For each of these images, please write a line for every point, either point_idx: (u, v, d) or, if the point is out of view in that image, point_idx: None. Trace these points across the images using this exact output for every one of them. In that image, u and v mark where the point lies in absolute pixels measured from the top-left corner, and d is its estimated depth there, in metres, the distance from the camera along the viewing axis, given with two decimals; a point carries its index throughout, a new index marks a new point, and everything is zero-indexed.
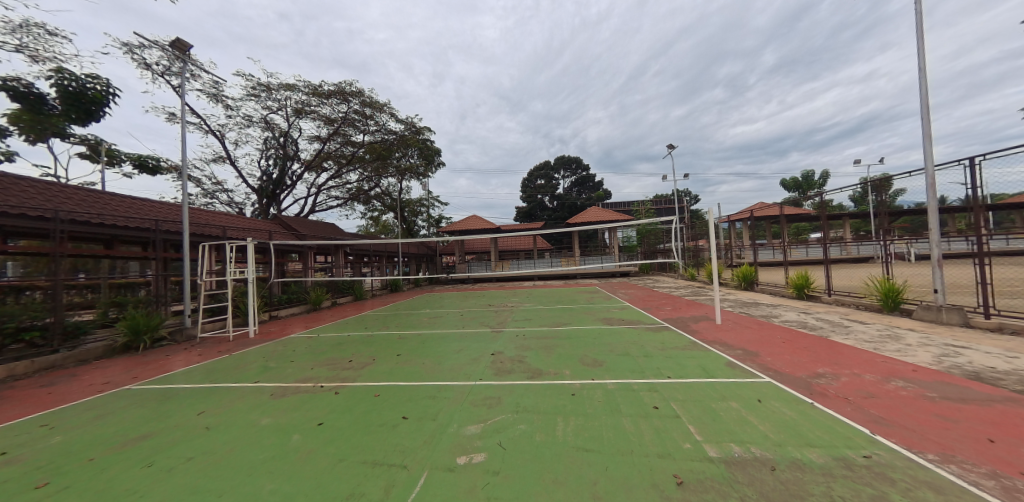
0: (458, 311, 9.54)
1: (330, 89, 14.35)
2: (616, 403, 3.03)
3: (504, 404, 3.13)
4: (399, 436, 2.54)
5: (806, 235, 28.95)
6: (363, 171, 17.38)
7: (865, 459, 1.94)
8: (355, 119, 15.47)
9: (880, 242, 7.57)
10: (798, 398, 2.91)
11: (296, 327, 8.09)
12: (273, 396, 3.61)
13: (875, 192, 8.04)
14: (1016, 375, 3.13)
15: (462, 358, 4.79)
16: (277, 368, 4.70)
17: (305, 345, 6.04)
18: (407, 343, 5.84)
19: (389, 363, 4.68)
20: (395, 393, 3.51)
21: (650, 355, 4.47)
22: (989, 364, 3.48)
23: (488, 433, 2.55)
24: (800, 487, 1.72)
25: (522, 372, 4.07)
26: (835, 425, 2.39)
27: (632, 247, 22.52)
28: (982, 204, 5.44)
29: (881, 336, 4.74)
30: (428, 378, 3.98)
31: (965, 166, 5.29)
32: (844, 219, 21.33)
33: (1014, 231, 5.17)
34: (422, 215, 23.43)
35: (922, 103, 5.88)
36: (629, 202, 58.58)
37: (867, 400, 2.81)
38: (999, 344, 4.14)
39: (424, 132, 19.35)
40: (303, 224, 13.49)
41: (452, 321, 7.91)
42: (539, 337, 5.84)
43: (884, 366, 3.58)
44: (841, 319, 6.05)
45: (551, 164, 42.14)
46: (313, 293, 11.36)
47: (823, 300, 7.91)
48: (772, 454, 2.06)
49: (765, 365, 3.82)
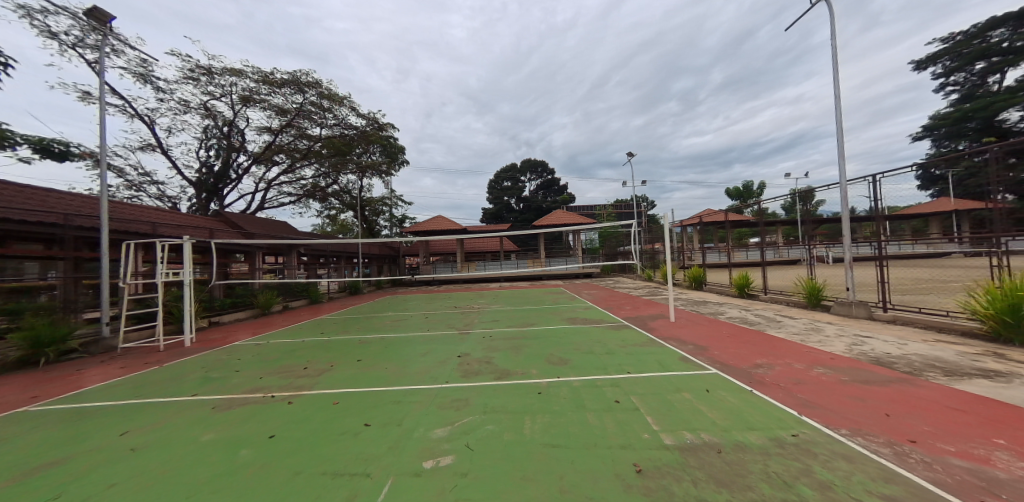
0: (422, 314, 9.27)
1: (284, 77, 13.31)
2: (581, 399, 3.16)
3: (471, 405, 3.13)
4: (361, 444, 2.46)
5: (749, 239, 31.69)
6: (320, 167, 16.23)
7: (794, 438, 2.21)
8: (312, 111, 14.50)
9: (806, 246, 8.57)
10: (740, 387, 3.23)
11: (243, 334, 7.47)
12: (216, 409, 3.31)
13: (801, 203, 9.08)
14: (906, 359, 3.73)
15: (428, 361, 4.72)
16: (221, 378, 4.31)
17: (251, 353, 5.61)
18: (370, 348, 5.62)
19: (349, 369, 4.48)
20: (357, 400, 3.37)
21: (612, 352, 4.70)
22: (887, 350, 4.12)
23: (457, 435, 2.55)
24: (743, 466, 1.93)
25: (489, 373, 4.09)
26: (770, 409, 2.69)
27: (596, 249, 23.42)
28: (882, 215, 6.37)
29: (807, 329, 5.40)
30: (392, 383, 3.88)
31: (869, 183, 6.18)
32: (777, 228, 23.98)
33: (905, 238, 6.11)
34: (384, 214, 22.68)
35: (838, 126, 6.75)
36: (592, 208, 61.14)
37: (797, 385, 3.19)
38: (895, 333, 4.89)
39: (388, 128, 18.73)
40: (251, 221, 12.41)
41: (418, 324, 7.74)
42: (506, 338, 5.88)
43: (811, 355, 4.07)
44: (775, 314, 6.79)
45: (518, 168, 42.57)
46: (262, 296, 10.51)
47: (760, 298, 8.78)
48: (719, 439, 2.27)
49: (713, 359, 4.17)
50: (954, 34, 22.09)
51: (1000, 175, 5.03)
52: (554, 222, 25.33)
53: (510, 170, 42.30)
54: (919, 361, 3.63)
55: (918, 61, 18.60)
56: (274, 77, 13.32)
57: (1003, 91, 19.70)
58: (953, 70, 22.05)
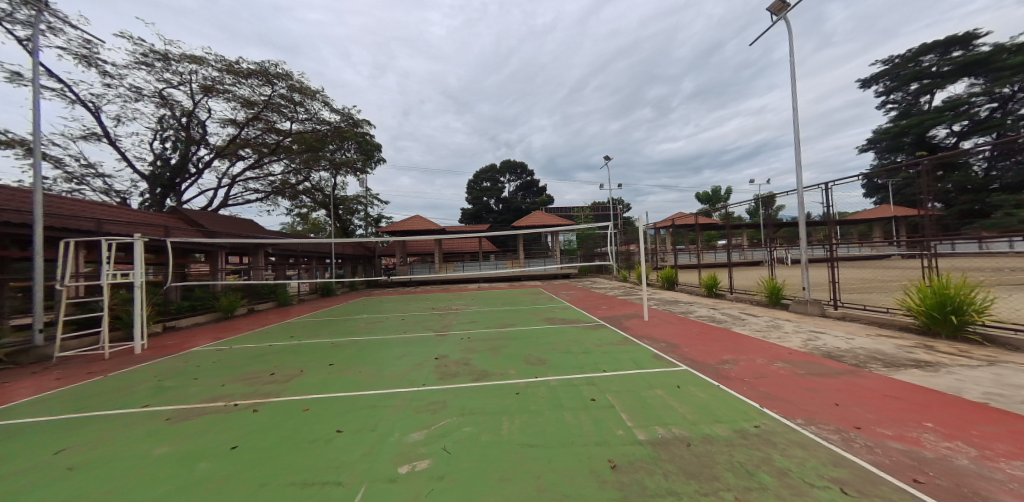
0: (398, 316, 9.05)
1: (250, 68, 12.56)
2: (558, 398, 3.21)
3: (449, 408, 3.10)
4: (332, 452, 2.37)
5: (717, 241, 33.32)
6: (289, 163, 15.45)
7: (756, 428, 2.36)
8: (281, 104, 13.78)
9: (767, 248, 9.13)
10: (707, 382, 3.40)
11: (203, 339, 6.99)
12: (171, 420, 3.08)
13: (764, 208, 9.64)
14: (853, 352, 4.06)
15: (404, 364, 4.62)
16: (176, 388, 4.02)
17: (211, 359, 5.25)
18: (343, 351, 5.43)
19: (321, 374, 4.31)
20: (328, 406, 3.25)
21: (589, 351, 4.80)
22: (837, 344, 4.46)
23: (434, 438, 2.53)
24: (710, 458, 2.03)
25: (468, 374, 4.07)
26: (734, 402, 2.85)
27: (574, 250, 23.81)
28: (833, 219, 6.89)
29: (768, 326, 5.74)
30: (366, 387, 3.77)
31: (822, 190, 6.66)
32: (743, 231, 25.36)
33: (853, 241, 6.63)
34: (359, 213, 22.00)
35: (795, 136, 7.24)
36: (570, 210, 62.18)
37: (759, 379, 3.39)
38: (844, 329, 5.31)
39: (363, 125, 18.21)
40: (212, 219, 11.63)
41: (394, 326, 7.57)
42: (485, 339, 5.85)
43: (772, 351, 4.33)
44: (739, 312, 7.19)
45: (497, 168, 42.54)
46: (225, 299, 9.89)
47: (727, 298, 9.27)
48: (688, 432, 2.38)
49: (683, 355, 4.35)
50: (893, 56, 24.28)
51: (931, 185, 5.57)
52: (532, 223, 25.52)
53: (490, 170, 42.19)
54: (863, 354, 3.95)
55: (864, 79, 20.31)
56: (239, 66, 12.54)
57: (933, 110, 21.88)
58: (892, 89, 24.23)
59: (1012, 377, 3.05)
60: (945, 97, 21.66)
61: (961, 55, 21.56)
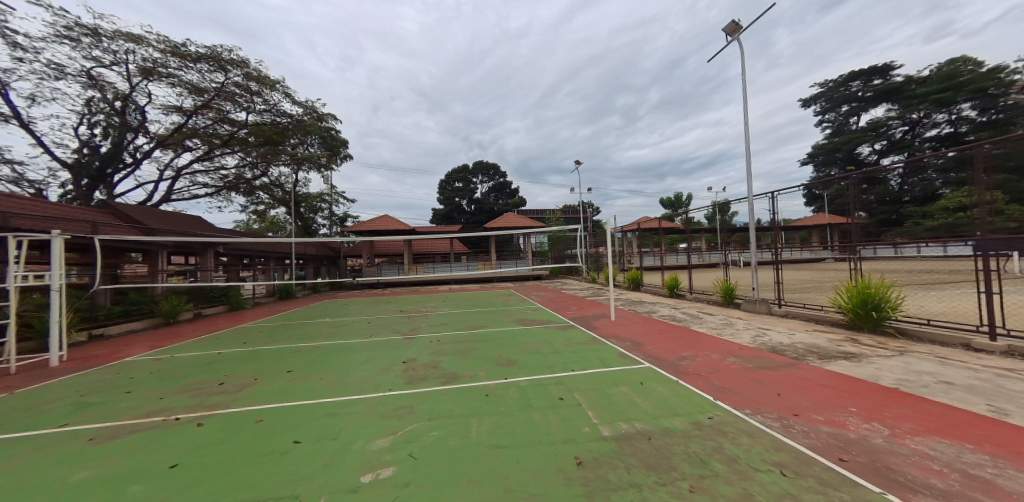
0: (364, 319, 8.69)
1: (199, 51, 11.49)
2: (528, 398, 3.24)
3: (416, 413, 3.03)
4: (288, 465, 2.23)
5: (678, 244, 35.23)
6: (245, 157, 14.33)
7: (710, 420, 2.52)
8: (236, 93, 12.77)
9: (723, 252, 9.78)
10: (668, 378, 3.58)
11: (139, 347, 6.32)
12: (96, 440, 2.75)
13: (719, 213, 10.30)
14: (793, 346, 4.46)
15: (369, 369, 4.44)
16: (102, 404, 3.58)
17: (146, 371, 4.73)
18: (303, 358, 5.13)
19: (277, 382, 4.04)
20: (285, 416, 3.06)
21: (558, 351, 4.89)
22: (780, 339, 4.89)
23: (400, 444, 2.46)
24: (668, 449, 2.14)
25: (436, 378, 4.00)
26: (691, 396, 3.03)
27: (545, 252, 24.16)
28: (778, 226, 7.52)
29: (722, 324, 6.17)
30: (328, 394, 3.59)
31: (769, 198, 7.24)
32: (701, 235, 27.01)
33: (795, 245, 7.24)
34: (323, 212, 20.96)
35: (746, 148, 7.82)
36: (542, 212, 63.06)
37: (714, 374, 3.63)
38: (787, 325, 5.82)
39: (328, 119, 17.39)
40: (151, 215, 10.54)
41: (360, 330, 7.28)
42: (455, 342, 5.77)
43: (725, 347, 4.64)
44: (698, 312, 7.65)
45: (470, 169, 42.23)
46: (165, 303, 8.99)
47: (687, 298, 9.82)
48: (650, 427, 2.50)
49: (647, 353, 4.56)
50: (828, 80, 27.04)
51: (857, 197, 6.25)
52: (504, 225, 25.60)
53: (462, 171, 41.78)
54: (802, 348, 4.36)
55: (805, 99, 22.41)
56: (186, 49, 11.46)
57: (860, 130, 24.60)
58: (827, 109, 26.96)
59: (918, 365, 3.50)
60: (869, 119, 24.45)
61: (881, 83, 24.45)
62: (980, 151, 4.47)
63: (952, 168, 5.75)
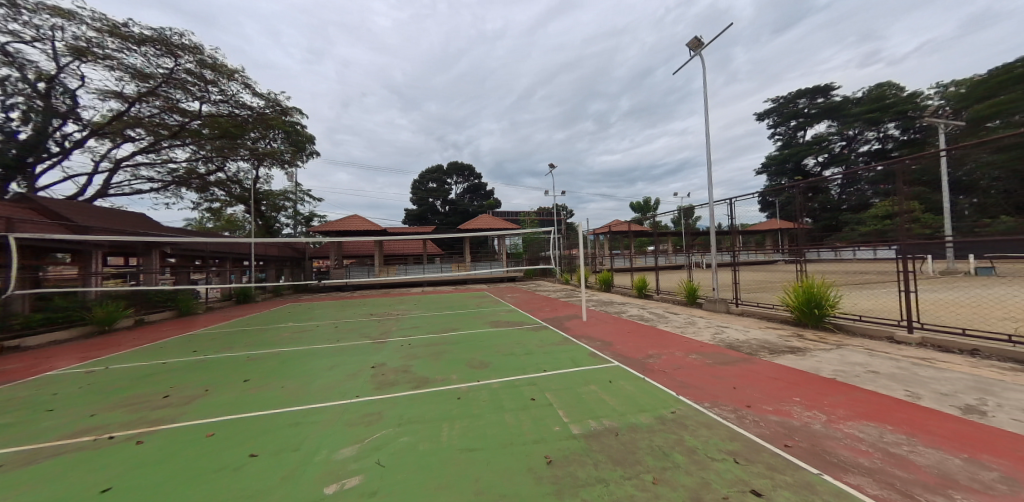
0: (330, 323, 8.30)
1: (144, 33, 10.49)
2: (500, 400, 3.24)
3: (385, 419, 2.94)
4: (243, 480, 2.09)
5: (647, 247, 36.70)
6: (198, 150, 13.17)
7: (673, 414, 2.65)
8: (188, 81, 11.78)
9: (687, 254, 10.29)
10: (635, 375, 3.71)
11: (65, 359, 5.65)
12: (9, 466, 2.42)
13: (684, 218, 10.85)
14: (748, 342, 4.78)
15: (335, 375, 4.25)
16: (15, 425, 3.16)
17: (74, 386, 4.23)
18: (261, 365, 4.81)
19: (232, 392, 3.77)
20: (240, 428, 2.85)
21: (531, 352, 4.94)
22: (737, 336, 5.23)
23: (366, 452, 2.38)
24: (635, 444, 2.22)
25: (407, 382, 3.90)
26: (656, 392, 3.16)
27: (519, 253, 24.26)
28: (736, 230, 8.03)
29: (686, 323, 6.49)
30: (288, 403, 3.39)
31: (727, 204, 7.69)
32: (668, 238, 28.27)
33: (750, 248, 7.77)
34: (286, 210, 19.83)
35: (708, 157, 8.29)
36: (517, 215, 63.45)
37: (677, 370, 3.81)
38: (743, 323, 6.24)
39: (292, 113, 16.53)
40: (84, 211, 9.51)
41: (326, 334, 6.95)
42: (427, 345, 5.66)
43: (688, 344, 4.88)
44: (664, 311, 8.01)
45: (444, 169, 41.65)
46: (99, 309, 8.10)
47: (654, 298, 10.24)
48: (617, 423, 2.58)
49: (615, 352, 4.71)
50: (779, 97, 29.35)
51: (803, 204, 6.80)
52: (478, 226, 25.48)
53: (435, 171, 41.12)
54: (755, 344, 4.68)
55: (760, 113, 24.16)
56: (128, 30, 10.42)
57: (806, 143, 26.87)
58: (778, 123, 29.25)
59: (852, 356, 3.88)
60: (813, 134, 26.79)
61: (823, 101, 26.89)
62: (901, 166, 5.04)
63: (880, 180, 6.42)
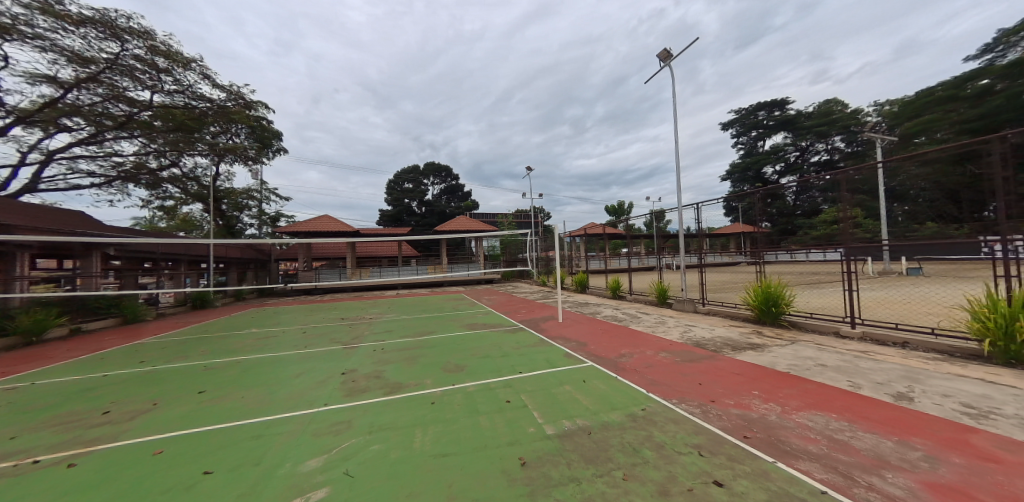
0: (298, 328, 7.89)
1: (83, 13, 9.49)
2: (475, 403, 3.22)
3: (355, 427, 2.83)
4: (195, 499, 1.94)
5: (621, 249, 37.77)
6: (147, 144, 12.01)
7: (643, 411, 2.74)
8: (136, 68, 10.82)
9: (658, 256, 10.69)
10: (608, 375, 3.80)
11: None
12: None
13: (655, 221, 11.26)
14: (713, 340, 5.03)
15: (301, 384, 4.04)
16: None
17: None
18: (219, 375, 4.50)
19: (184, 406, 3.48)
20: (192, 445, 2.64)
21: (507, 354, 4.94)
22: (702, 334, 5.49)
23: (334, 463, 2.28)
24: (606, 442, 2.27)
25: (379, 388, 3.78)
26: (627, 391, 3.26)
27: (497, 255, 24.21)
28: (702, 233, 8.42)
29: (656, 322, 6.74)
30: (248, 415, 3.18)
31: (695, 209, 8.03)
32: (641, 240, 29.26)
33: (716, 251, 8.17)
34: (249, 209, 18.72)
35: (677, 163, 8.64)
36: (495, 217, 63.40)
37: (648, 368, 3.94)
38: (708, 321, 6.56)
39: (257, 107, 15.66)
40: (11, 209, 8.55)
41: (293, 340, 6.59)
42: (401, 349, 5.51)
43: (659, 344, 5.06)
44: (636, 311, 8.26)
45: (420, 169, 40.89)
46: (25, 317, 7.30)
47: (627, 299, 10.55)
48: (590, 422, 2.63)
49: (590, 352, 4.80)
50: (741, 108, 31.22)
51: (762, 209, 7.26)
52: (456, 228, 25.22)
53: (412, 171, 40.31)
54: (719, 341, 4.94)
55: (725, 123, 25.59)
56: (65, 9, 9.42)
57: (765, 153, 28.71)
58: (740, 133, 31.06)
59: (804, 351, 4.18)
60: (772, 144, 28.68)
61: (781, 114, 28.87)
62: (846, 176, 5.51)
63: (828, 188, 6.98)
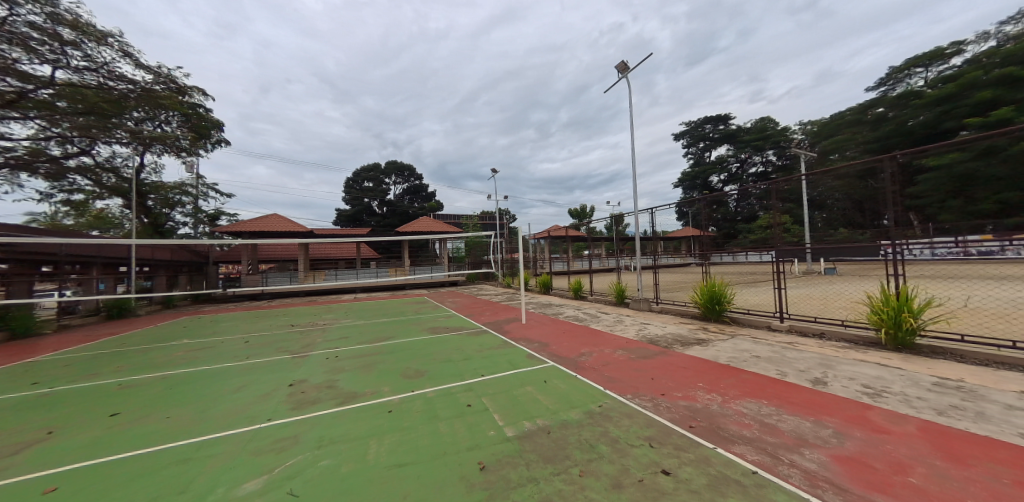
0: (239, 338, 7.15)
1: None
2: (435, 409, 3.13)
3: (303, 442, 2.62)
4: None
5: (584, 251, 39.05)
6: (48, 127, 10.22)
7: (600, 407, 2.83)
8: (32, 38, 9.21)
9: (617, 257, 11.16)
10: (568, 373, 3.89)
11: None
12: None
13: (614, 224, 11.75)
14: (665, 337, 5.35)
15: (241, 399, 3.67)
16: None
17: None
18: (140, 394, 3.95)
19: (91, 432, 3.01)
20: (99, 477, 2.28)
21: (470, 358, 4.88)
22: (655, 331, 5.82)
23: (274, 484, 2.08)
24: (564, 440, 2.31)
25: (331, 399, 3.54)
26: (586, 388, 3.35)
27: (462, 257, 23.93)
28: (656, 236, 8.94)
29: (614, 321, 7.03)
30: (175, 438, 2.82)
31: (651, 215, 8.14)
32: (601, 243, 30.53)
33: (668, 253, 8.69)
34: (182, 206, 16.78)
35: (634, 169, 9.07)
36: (460, 219, 62.66)
37: (606, 366, 4.08)
38: (661, 319, 6.98)
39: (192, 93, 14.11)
40: None
41: (233, 351, 5.98)
42: (358, 357, 5.22)
43: (616, 342, 5.26)
44: (596, 311, 8.58)
45: (380, 168, 39.26)
46: None
47: (588, 299, 10.91)
48: (550, 421, 2.67)
49: (551, 353, 4.88)
50: (690, 122, 33.80)
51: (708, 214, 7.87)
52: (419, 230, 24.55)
53: (372, 169, 38.60)
54: (670, 337, 5.27)
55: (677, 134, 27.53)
56: None
57: (712, 163, 31.27)
58: (690, 144, 33.54)
59: (741, 344, 4.59)
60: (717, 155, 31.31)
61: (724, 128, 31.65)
62: (777, 186, 6.15)
63: (762, 197, 7.75)
